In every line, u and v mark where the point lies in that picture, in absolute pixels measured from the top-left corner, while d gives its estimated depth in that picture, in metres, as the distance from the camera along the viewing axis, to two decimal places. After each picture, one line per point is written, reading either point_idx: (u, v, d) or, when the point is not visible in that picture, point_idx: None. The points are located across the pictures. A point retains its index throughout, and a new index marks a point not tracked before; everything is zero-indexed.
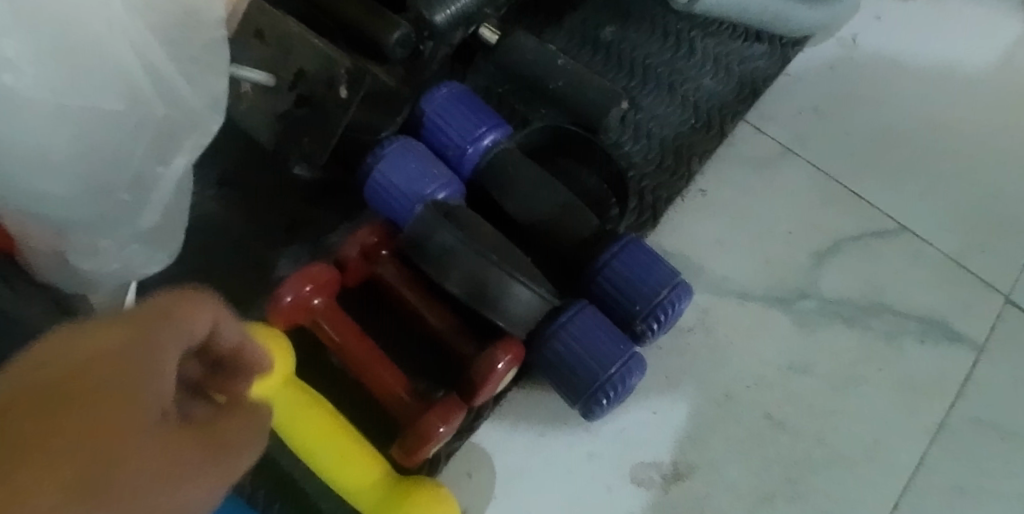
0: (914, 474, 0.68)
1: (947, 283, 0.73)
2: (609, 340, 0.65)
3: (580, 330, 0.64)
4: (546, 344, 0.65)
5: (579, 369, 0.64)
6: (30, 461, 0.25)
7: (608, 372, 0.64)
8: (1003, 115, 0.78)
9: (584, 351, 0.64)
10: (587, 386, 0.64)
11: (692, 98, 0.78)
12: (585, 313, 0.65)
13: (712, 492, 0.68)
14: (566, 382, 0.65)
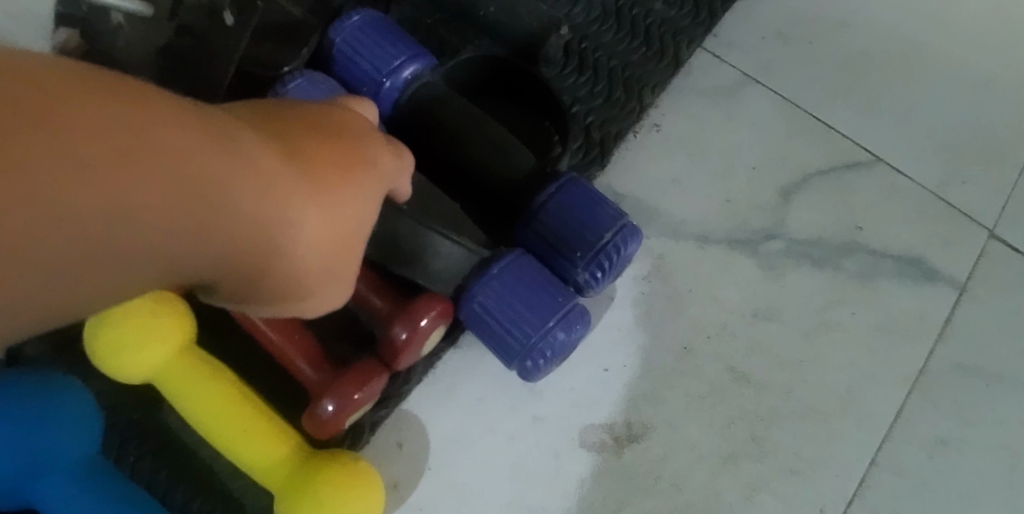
0: (893, 426, 0.62)
1: (923, 216, 0.68)
2: (546, 294, 0.56)
3: (510, 280, 0.56)
4: (470, 293, 0.56)
5: (510, 326, 0.56)
6: (345, 196, 0.40)
7: (543, 331, 0.56)
8: (982, 35, 0.73)
9: (515, 306, 0.56)
10: (519, 346, 0.56)
11: (643, 23, 0.71)
12: (518, 262, 0.57)
13: (671, 454, 0.61)
14: (496, 339, 0.57)
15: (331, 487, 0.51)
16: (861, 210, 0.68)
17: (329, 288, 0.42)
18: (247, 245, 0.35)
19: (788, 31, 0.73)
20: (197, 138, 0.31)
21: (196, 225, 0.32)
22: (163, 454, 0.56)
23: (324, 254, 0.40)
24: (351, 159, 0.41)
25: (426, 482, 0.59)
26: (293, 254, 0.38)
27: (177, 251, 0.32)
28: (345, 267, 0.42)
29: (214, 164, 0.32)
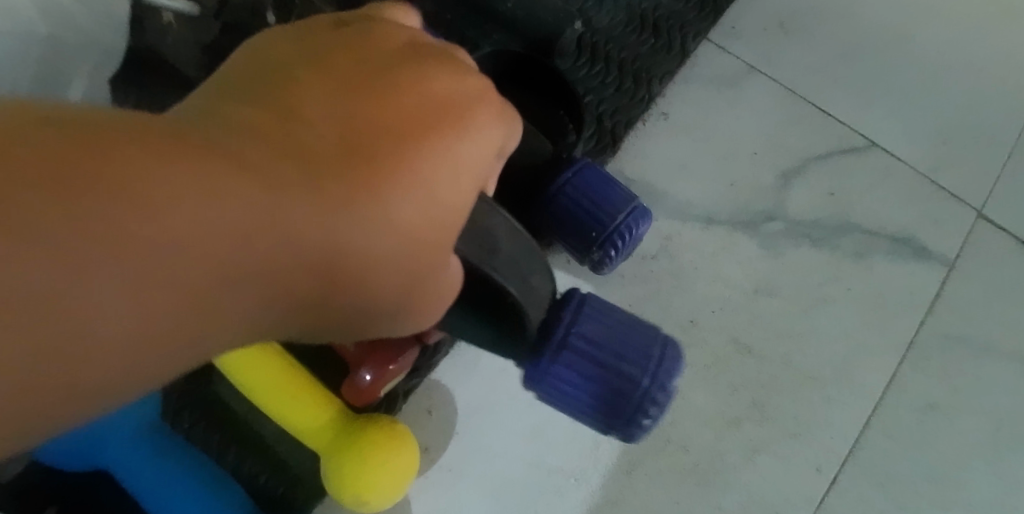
0: (886, 392, 0.67)
1: (914, 197, 0.73)
2: (625, 335, 0.50)
3: (589, 331, 0.49)
4: (550, 361, 0.48)
5: (598, 383, 0.48)
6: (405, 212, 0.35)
7: (638, 378, 0.49)
8: (973, 24, 0.77)
9: (600, 357, 0.48)
10: (614, 399, 0.49)
11: (650, 16, 0.75)
12: (593, 311, 0.49)
13: (680, 419, 0.66)
14: (584, 401, 0.49)
15: (374, 448, 0.57)
16: (857, 192, 0.73)
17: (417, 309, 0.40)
18: (302, 297, 0.33)
19: (789, 22, 0.77)
20: (212, 212, 0.29)
21: (218, 311, 0.30)
22: (213, 419, 0.61)
23: (398, 272, 0.36)
24: (418, 168, 0.36)
25: (454, 445, 0.64)
26: (364, 286, 0.36)
27: (203, 340, 0.30)
28: (432, 274, 0.39)
29: (223, 226, 0.29)
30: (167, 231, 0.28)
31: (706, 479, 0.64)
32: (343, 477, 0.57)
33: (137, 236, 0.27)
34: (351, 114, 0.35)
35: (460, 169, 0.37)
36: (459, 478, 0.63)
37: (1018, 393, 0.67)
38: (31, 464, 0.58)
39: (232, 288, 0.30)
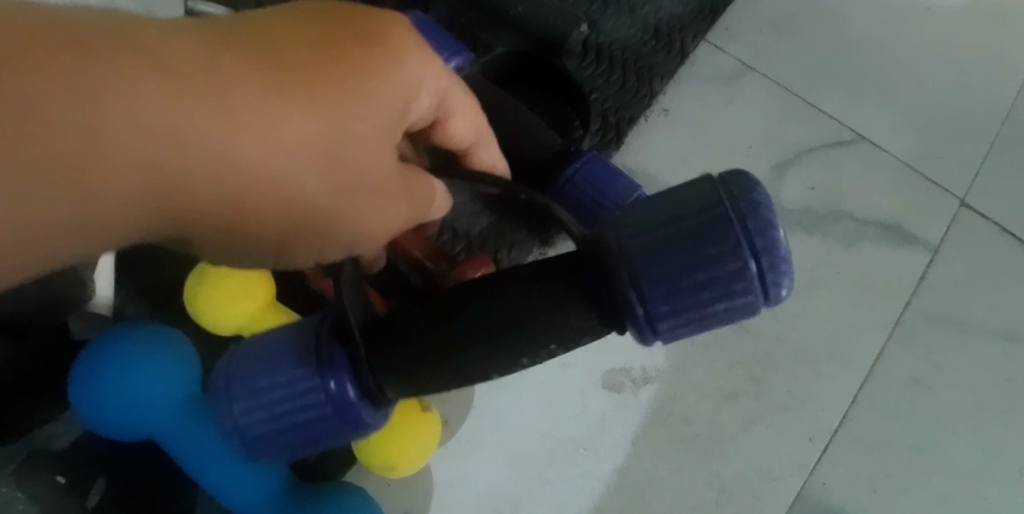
0: (874, 367, 0.72)
1: (900, 187, 0.77)
2: (697, 228, 0.39)
3: (651, 270, 0.39)
4: (651, 323, 0.39)
5: (707, 288, 0.38)
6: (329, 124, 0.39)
7: (741, 258, 0.37)
8: (954, 26, 0.82)
9: (681, 271, 0.38)
10: (740, 291, 0.38)
11: (652, 19, 0.80)
12: (640, 246, 0.39)
13: (680, 393, 0.71)
14: (710, 312, 0.39)
15: (399, 417, 0.61)
16: (846, 181, 0.78)
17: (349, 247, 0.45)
18: (235, 190, 0.38)
19: (783, 23, 0.82)
20: (148, 95, 0.34)
21: (156, 186, 0.35)
22: None
23: (326, 184, 0.41)
24: (343, 86, 0.40)
25: (471, 417, 0.69)
26: (293, 192, 0.40)
27: (142, 207, 0.36)
28: (365, 196, 0.43)
29: (158, 111, 0.34)
30: (112, 109, 0.33)
31: (705, 447, 0.69)
32: (372, 445, 0.61)
33: (89, 112, 0.32)
34: (284, 35, 0.39)
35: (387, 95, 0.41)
36: (476, 448, 0.69)
37: (998, 368, 0.72)
38: (88, 432, 0.63)
39: (152, 198, 0.36)
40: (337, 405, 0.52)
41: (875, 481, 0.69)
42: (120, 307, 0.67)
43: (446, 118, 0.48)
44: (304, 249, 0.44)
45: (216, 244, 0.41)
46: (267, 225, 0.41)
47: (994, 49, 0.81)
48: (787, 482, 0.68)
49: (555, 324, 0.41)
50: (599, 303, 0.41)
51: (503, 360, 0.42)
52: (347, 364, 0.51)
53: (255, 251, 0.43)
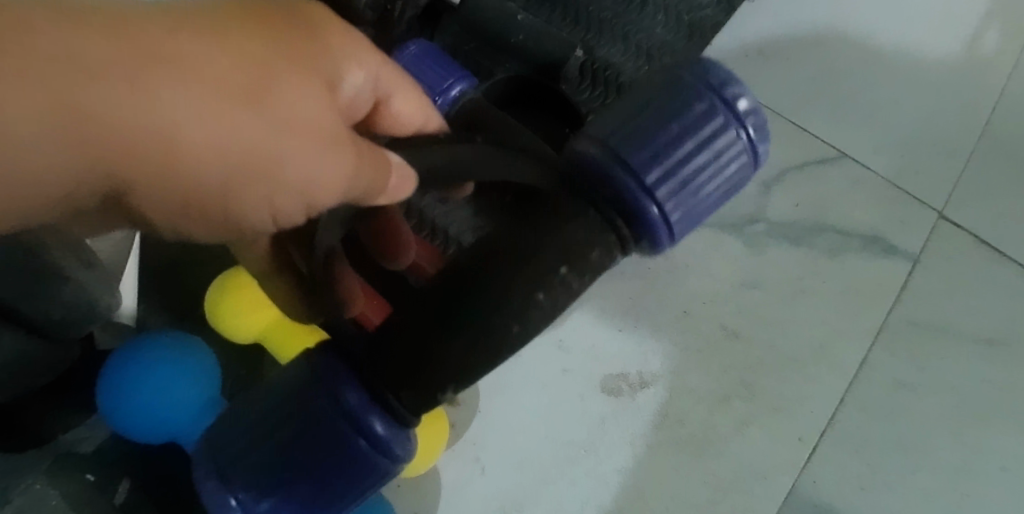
0: (860, 370, 0.76)
1: (882, 201, 0.81)
2: (673, 118, 0.48)
3: (647, 162, 0.46)
4: (672, 208, 0.46)
5: (704, 152, 0.48)
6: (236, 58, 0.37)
7: (719, 117, 0.49)
8: (930, 47, 0.86)
9: (675, 150, 0.47)
10: (729, 144, 0.49)
11: (644, 46, 0.85)
12: (628, 149, 0.46)
13: (675, 396, 0.74)
14: (709, 181, 0.49)
15: None
16: (830, 196, 0.82)
17: (303, 197, 0.41)
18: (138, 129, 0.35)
19: (767, 48, 0.87)
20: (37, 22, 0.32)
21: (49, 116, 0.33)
22: None
23: (251, 127, 0.37)
24: (248, 30, 0.38)
25: (478, 421, 0.73)
26: (205, 134, 0.36)
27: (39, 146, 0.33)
28: (291, 149, 0.39)
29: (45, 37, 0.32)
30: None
31: (700, 448, 0.73)
32: None
33: None
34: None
35: (298, 49, 0.40)
36: (481, 451, 0.72)
37: (978, 371, 0.76)
38: (111, 436, 0.67)
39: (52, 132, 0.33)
40: (365, 440, 0.47)
41: (862, 479, 0.73)
42: (143, 318, 0.71)
43: (386, 101, 0.50)
44: (254, 201, 0.41)
45: (160, 196, 0.38)
46: (206, 171, 0.38)
47: (972, 66, 0.85)
48: (778, 481, 0.72)
49: (559, 241, 0.43)
50: (614, 221, 0.45)
51: (516, 304, 0.41)
52: (350, 372, 0.47)
53: (205, 204, 0.40)
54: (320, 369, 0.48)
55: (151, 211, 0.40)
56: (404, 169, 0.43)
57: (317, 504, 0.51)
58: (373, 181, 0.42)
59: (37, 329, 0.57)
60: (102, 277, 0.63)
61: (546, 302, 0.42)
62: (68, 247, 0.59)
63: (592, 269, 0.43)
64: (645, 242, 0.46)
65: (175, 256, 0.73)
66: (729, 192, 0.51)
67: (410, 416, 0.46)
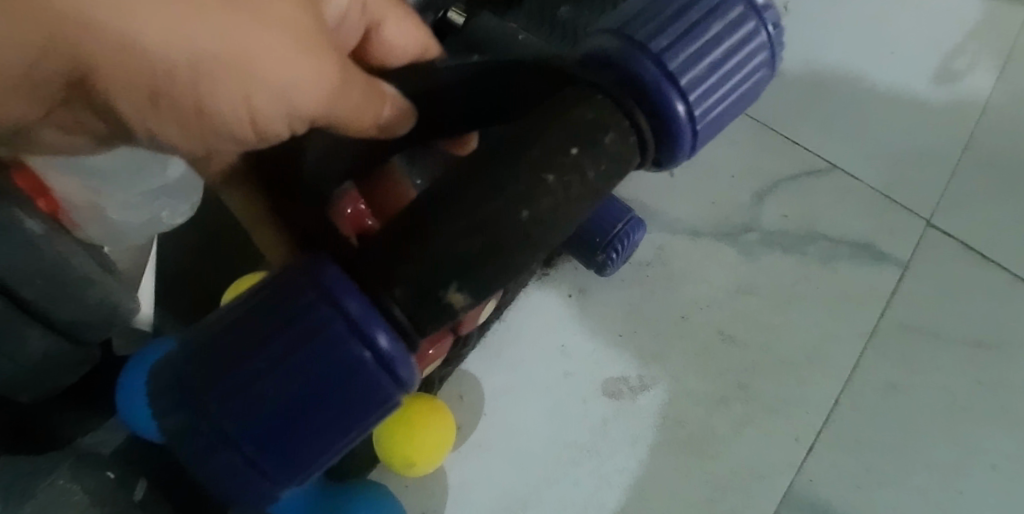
0: (853, 373, 0.78)
1: (872, 210, 0.84)
2: (697, 5, 0.45)
3: (672, 53, 0.42)
4: (694, 105, 0.42)
5: (730, 45, 0.45)
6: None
7: (741, 3, 0.46)
8: (916, 64, 0.89)
9: (700, 38, 0.44)
10: (755, 34, 0.46)
11: None
12: (646, 37, 0.42)
13: (673, 398, 0.77)
14: (736, 75, 0.46)
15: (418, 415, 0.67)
16: (822, 206, 0.84)
17: (284, 105, 0.39)
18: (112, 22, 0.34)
19: None
20: None
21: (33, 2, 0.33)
22: None
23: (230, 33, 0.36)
24: None
25: (484, 424, 0.75)
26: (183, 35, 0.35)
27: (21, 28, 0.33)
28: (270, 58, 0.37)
29: None
30: None
31: (699, 447, 0.76)
32: (393, 442, 0.67)
33: None
34: None
35: None
36: (487, 452, 0.75)
37: (967, 373, 0.79)
38: (130, 436, 0.70)
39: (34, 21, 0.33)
40: (370, 352, 0.39)
41: (857, 477, 0.75)
42: (158, 324, 0.73)
43: (378, 27, 0.50)
44: (233, 104, 0.39)
45: (128, 85, 0.37)
46: (176, 70, 0.36)
47: (956, 82, 0.88)
48: (775, 480, 0.75)
49: (572, 125, 0.37)
50: (633, 113, 0.40)
51: (522, 187, 0.36)
52: (340, 272, 0.39)
53: (175, 101, 0.38)
54: (304, 266, 0.41)
55: (130, 105, 0.38)
56: (399, 100, 0.41)
57: (330, 434, 0.42)
58: (360, 110, 0.40)
59: (63, 330, 0.60)
60: (123, 284, 0.66)
61: (557, 188, 0.37)
62: (87, 252, 0.62)
63: (608, 154, 0.38)
64: (666, 147, 0.43)
65: (191, 266, 0.76)
66: (753, 93, 0.49)
67: (414, 331, 0.39)
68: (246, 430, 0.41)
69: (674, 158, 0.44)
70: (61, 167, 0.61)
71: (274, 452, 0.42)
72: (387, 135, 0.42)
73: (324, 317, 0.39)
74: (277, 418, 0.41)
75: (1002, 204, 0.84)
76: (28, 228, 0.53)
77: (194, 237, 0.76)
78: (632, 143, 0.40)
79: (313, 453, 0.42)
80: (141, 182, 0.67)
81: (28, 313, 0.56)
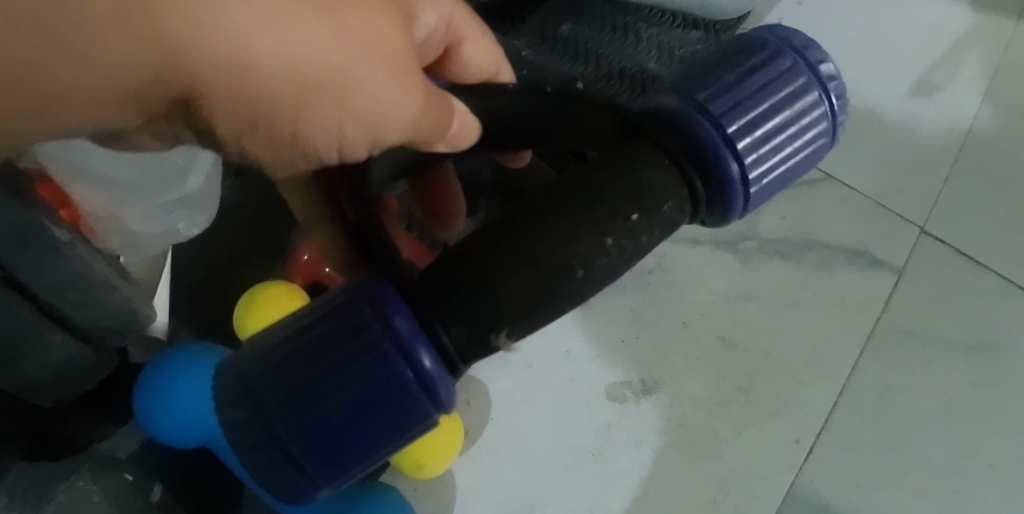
0: (850, 376, 0.80)
1: (867, 217, 0.86)
2: (755, 74, 0.46)
3: (728, 116, 0.43)
4: (751, 169, 0.42)
5: (787, 112, 0.46)
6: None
7: (805, 74, 0.47)
8: (908, 76, 0.91)
9: (756, 105, 0.45)
10: (813, 105, 0.47)
11: (641, 79, 0.84)
12: (703, 97, 0.44)
13: (676, 403, 0.79)
14: (793, 142, 0.46)
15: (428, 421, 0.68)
16: (818, 214, 0.86)
17: (372, 127, 0.36)
18: (220, 52, 0.30)
19: None
20: None
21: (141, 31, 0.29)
22: None
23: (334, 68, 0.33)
24: None
25: (491, 428, 0.77)
26: (281, 74, 0.32)
27: (117, 59, 0.29)
28: (364, 86, 0.34)
29: None
30: None
31: (702, 450, 0.78)
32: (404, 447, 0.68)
33: None
34: None
35: None
36: (495, 456, 0.76)
37: (962, 375, 0.81)
38: (146, 442, 0.71)
39: (144, 52, 0.29)
40: (412, 371, 0.39)
41: (856, 477, 0.77)
42: (172, 332, 0.75)
43: (458, 44, 0.47)
44: (319, 134, 0.36)
45: (229, 113, 0.33)
46: (280, 92, 0.32)
47: (945, 93, 0.91)
48: (776, 481, 0.77)
49: (637, 188, 0.39)
50: (687, 173, 0.41)
51: (583, 246, 0.38)
52: (397, 295, 0.40)
53: (275, 127, 0.34)
54: (361, 283, 0.42)
55: (215, 128, 0.34)
56: (467, 116, 0.43)
57: (366, 454, 0.41)
58: (436, 124, 0.39)
59: (81, 334, 0.61)
60: (139, 292, 0.68)
61: (612, 251, 0.39)
62: (106, 261, 0.64)
63: (664, 221, 0.40)
64: (717, 205, 0.43)
65: (203, 276, 0.78)
66: (812, 162, 0.48)
67: (459, 359, 0.40)
68: (289, 440, 0.41)
69: (725, 218, 0.43)
70: (86, 179, 0.65)
71: (310, 464, 0.41)
72: (452, 147, 0.43)
73: (374, 336, 0.40)
74: (320, 431, 0.40)
75: (993, 211, 0.86)
76: (56, 237, 0.56)
77: (207, 247, 0.78)
78: (684, 210, 0.41)
79: (344, 471, 0.42)
80: (161, 192, 0.70)
81: (50, 317, 0.58)
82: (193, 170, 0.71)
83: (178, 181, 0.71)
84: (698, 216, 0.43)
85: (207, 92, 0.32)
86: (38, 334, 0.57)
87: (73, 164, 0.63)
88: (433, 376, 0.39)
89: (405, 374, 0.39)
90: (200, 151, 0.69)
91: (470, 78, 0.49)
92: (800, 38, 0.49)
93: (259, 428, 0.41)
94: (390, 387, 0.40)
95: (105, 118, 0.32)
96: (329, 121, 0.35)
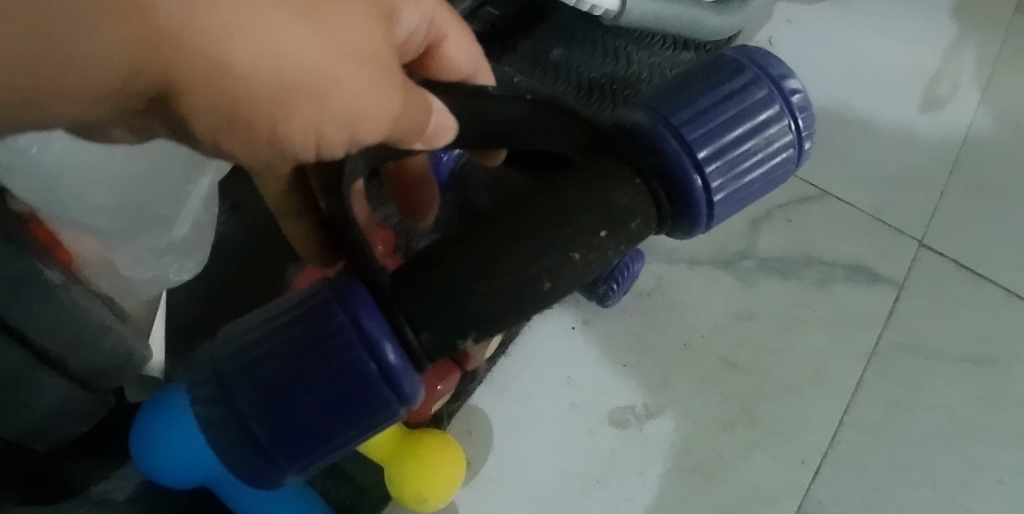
0: (854, 395, 0.80)
1: (864, 233, 0.86)
2: (730, 101, 0.48)
3: (701, 141, 0.46)
4: (715, 188, 0.45)
5: (757, 138, 0.48)
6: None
7: (777, 104, 0.49)
8: (899, 90, 0.91)
9: (728, 130, 0.47)
10: (781, 134, 0.49)
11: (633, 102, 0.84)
12: (679, 121, 0.46)
13: (679, 426, 0.78)
14: (759, 166, 0.48)
15: (434, 452, 0.68)
16: (815, 232, 0.86)
17: (349, 127, 0.37)
18: (196, 52, 0.31)
19: None
20: None
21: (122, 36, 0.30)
22: None
23: (313, 70, 0.34)
24: None
25: (492, 460, 0.76)
26: (259, 76, 0.33)
27: (99, 64, 0.30)
28: (342, 88, 0.35)
29: None
30: None
31: (707, 472, 0.77)
32: (410, 482, 0.67)
33: None
34: None
35: None
36: (498, 487, 0.76)
37: (966, 389, 0.80)
38: (144, 482, 0.70)
39: (125, 55, 0.30)
40: (376, 365, 0.42)
41: (865, 497, 0.76)
42: (170, 372, 0.74)
43: (440, 43, 0.48)
44: (299, 133, 0.36)
45: (208, 111, 0.34)
46: (257, 92, 0.33)
47: (938, 104, 0.91)
48: (785, 502, 0.76)
49: (604, 204, 0.41)
50: (655, 190, 0.44)
51: (552, 261, 0.40)
52: (366, 294, 0.42)
53: (252, 126, 0.35)
54: (333, 285, 0.43)
55: (191, 126, 0.35)
56: (445, 116, 0.42)
57: (332, 442, 0.44)
58: (414, 123, 0.39)
59: (75, 375, 0.60)
60: (134, 332, 0.67)
61: (578, 265, 0.40)
62: (100, 301, 0.63)
63: (630, 237, 0.42)
64: (682, 222, 0.46)
65: (198, 313, 0.77)
66: (773, 185, 0.51)
67: (425, 357, 0.42)
68: (262, 434, 0.43)
69: (690, 232, 0.46)
70: (72, 220, 0.64)
71: (278, 453, 0.44)
72: (428, 146, 0.42)
73: (346, 339, 0.42)
74: (289, 424, 0.43)
75: (990, 221, 0.86)
76: (46, 278, 0.55)
77: (203, 284, 0.78)
78: (650, 228, 0.44)
79: (314, 457, 0.44)
80: (145, 239, 0.70)
81: (45, 361, 0.57)
82: (182, 213, 0.73)
83: (168, 229, 0.72)
84: (663, 230, 0.45)
85: (184, 90, 0.33)
86: (36, 379, 0.56)
87: (60, 205, 0.63)
88: (398, 374, 0.42)
89: (372, 372, 0.42)
90: (190, 187, 0.74)
91: (448, 76, 0.50)
92: (776, 68, 0.51)
93: (236, 416, 0.44)
94: (358, 384, 0.42)
95: (88, 113, 0.33)
96: (306, 122, 0.36)
